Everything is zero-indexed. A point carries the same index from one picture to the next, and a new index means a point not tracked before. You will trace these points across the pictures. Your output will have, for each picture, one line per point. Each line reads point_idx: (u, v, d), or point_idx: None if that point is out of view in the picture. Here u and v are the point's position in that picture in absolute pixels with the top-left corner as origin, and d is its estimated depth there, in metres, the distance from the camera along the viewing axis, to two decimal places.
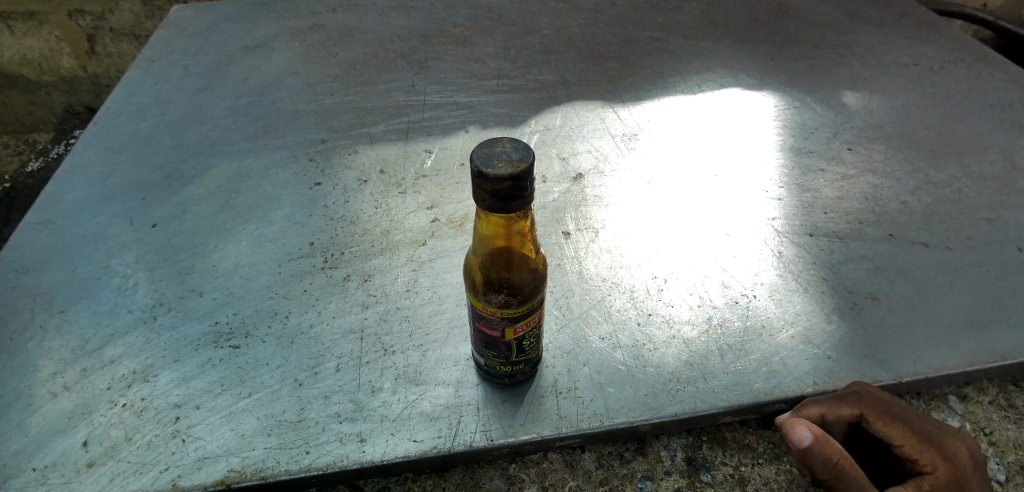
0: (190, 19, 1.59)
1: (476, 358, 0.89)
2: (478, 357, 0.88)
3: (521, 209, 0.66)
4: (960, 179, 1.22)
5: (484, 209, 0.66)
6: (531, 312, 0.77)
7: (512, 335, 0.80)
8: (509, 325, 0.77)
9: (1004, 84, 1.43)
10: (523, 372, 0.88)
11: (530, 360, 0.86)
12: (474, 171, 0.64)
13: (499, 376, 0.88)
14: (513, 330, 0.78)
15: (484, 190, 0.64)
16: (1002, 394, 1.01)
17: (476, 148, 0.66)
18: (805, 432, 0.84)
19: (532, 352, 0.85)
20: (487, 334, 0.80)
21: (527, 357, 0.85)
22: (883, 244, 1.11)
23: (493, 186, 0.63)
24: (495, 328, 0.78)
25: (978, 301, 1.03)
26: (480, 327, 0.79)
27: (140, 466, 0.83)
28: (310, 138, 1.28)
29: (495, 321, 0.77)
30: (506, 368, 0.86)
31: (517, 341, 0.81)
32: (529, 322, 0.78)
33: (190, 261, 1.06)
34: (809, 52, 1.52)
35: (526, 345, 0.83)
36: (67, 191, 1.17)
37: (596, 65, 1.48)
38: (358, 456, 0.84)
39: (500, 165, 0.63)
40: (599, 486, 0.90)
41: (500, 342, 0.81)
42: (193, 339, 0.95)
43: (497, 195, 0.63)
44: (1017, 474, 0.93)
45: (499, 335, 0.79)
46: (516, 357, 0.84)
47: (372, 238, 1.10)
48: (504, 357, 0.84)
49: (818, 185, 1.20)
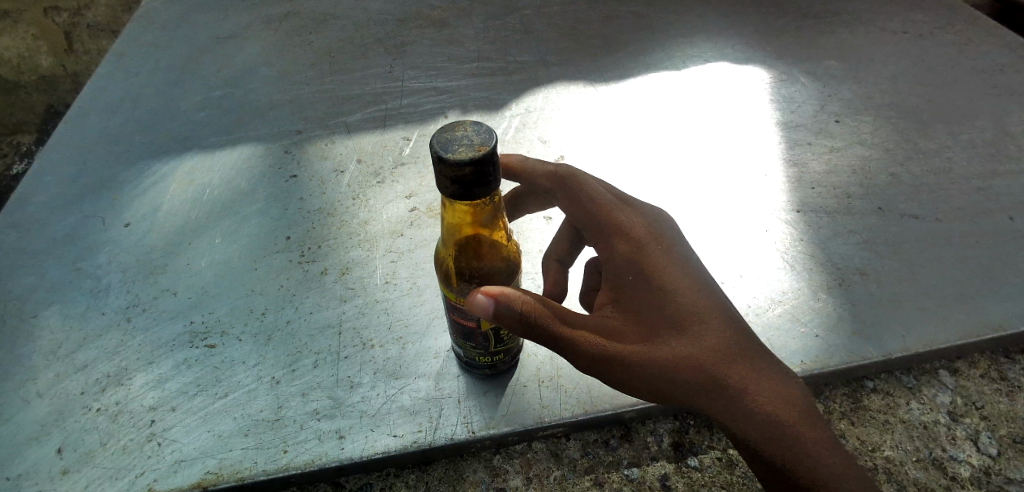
0: (159, 11, 1.54)
1: (454, 350, 0.87)
2: (457, 349, 0.86)
3: (487, 195, 0.63)
4: (951, 148, 1.19)
5: (448, 197, 0.64)
6: None
7: (488, 324, 0.78)
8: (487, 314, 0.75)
9: (994, 49, 1.40)
10: (503, 362, 0.87)
11: (510, 347, 0.84)
12: (434, 157, 0.61)
13: (477, 364, 0.86)
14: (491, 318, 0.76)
15: (445, 178, 0.61)
16: (993, 367, 0.99)
17: (435, 133, 0.63)
18: (483, 301, 0.68)
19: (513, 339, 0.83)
20: (463, 326, 0.78)
21: (508, 344, 0.83)
22: (872, 217, 1.08)
23: (454, 173, 0.60)
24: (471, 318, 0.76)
25: (967, 272, 1.01)
26: (455, 319, 0.77)
27: (115, 472, 0.82)
28: (286, 129, 1.24)
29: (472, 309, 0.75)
30: (485, 357, 0.84)
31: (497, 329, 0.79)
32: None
33: (163, 260, 1.03)
34: (797, 23, 1.48)
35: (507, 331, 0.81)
36: (36, 193, 1.14)
37: (578, 44, 1.44)
38: (337, 454, 0.83)
39: (461, 150, 0.61)
40: (584, 475, 0.89)
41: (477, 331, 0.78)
42: (167, 340, 0.93)
43: (459, 182, 0.61)
44: (1009, 448, 0.91)
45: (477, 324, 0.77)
46: (495, 348, 0.82)
47: (349, 230, 1.07)
48: (481, 346, 0.81)
49: (806, 159, 1.17)
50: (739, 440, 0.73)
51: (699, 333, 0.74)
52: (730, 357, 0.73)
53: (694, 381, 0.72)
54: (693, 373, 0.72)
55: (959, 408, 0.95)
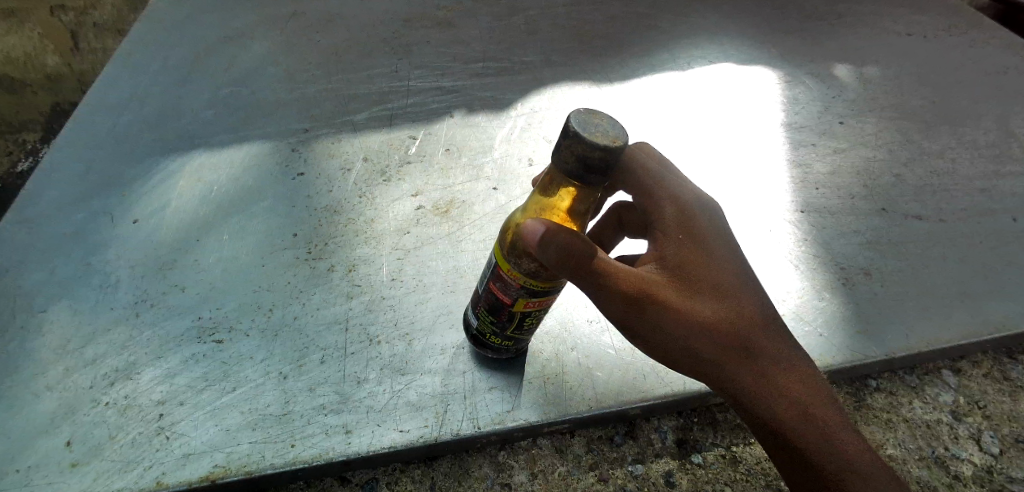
0: (165, 10, 1.55)
1: (467, 318, 0.88)
2: (472, 318, 0.87)
3: (597, 184, 0.69)
4: (954, 150, 1.20)
5: (563, 170, 0.69)
6: (549, 292, 0.76)
7: (521, 307, 0.78)
8: (527, 294, 0.76)
9: (998, 51, 1.41)
10: (509, 350, 0.88)
11: (521, 341, 0.86)
12: (569, 130, 0.67)
13: (481, 342, 0.88)
14: (528, 301, 0.77)
15: (573, 152, 0.67)
16: (996, 367, 1.00)
17: (574, 111, 0.69)
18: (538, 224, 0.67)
19: (526, 335, 0.85)
20: (497, 298, 0.79)
21: (520, 337, 0.84)
22: (875, 218, 1.09)
23: (585, 151, 0.66)
24: (511, 290, 0.77)
25: (971, 273, 1.02)
26: (495, 288, 0.78)
27: (125, 465, 0.83)
28: (292, 127, 1.25)
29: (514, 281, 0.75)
30: (495, 338, 0.85)
31: (523, 316, 0.80)
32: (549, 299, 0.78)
33: (171, 256, 1.04)
34: (801, 24, 1.48)
35: (531, 324, 0.82)
36: (45, 189, 1.15)
37: (582, 44, 1.45)
38: (344, 448, 0.84)
39: (597, 134, 0.67)
40: (589, 471, 0.89)
41: (508, 309, 0.79)
42: (176, 335, 0.94)
43: (584, 161, 0.67)
44: (1011, 447, 0.92)
45: (512, 300, 0.78)
46: (511, 333, 0.83)
47: (356, 227, 1.08)
48: (498, 325, 0.83)
49: (810, 160, 1.18)
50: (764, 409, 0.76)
51: (740, 304, 0.76)
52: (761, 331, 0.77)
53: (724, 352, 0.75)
54: (728, 340, 0.75)
55: (961, 407, 0.96)
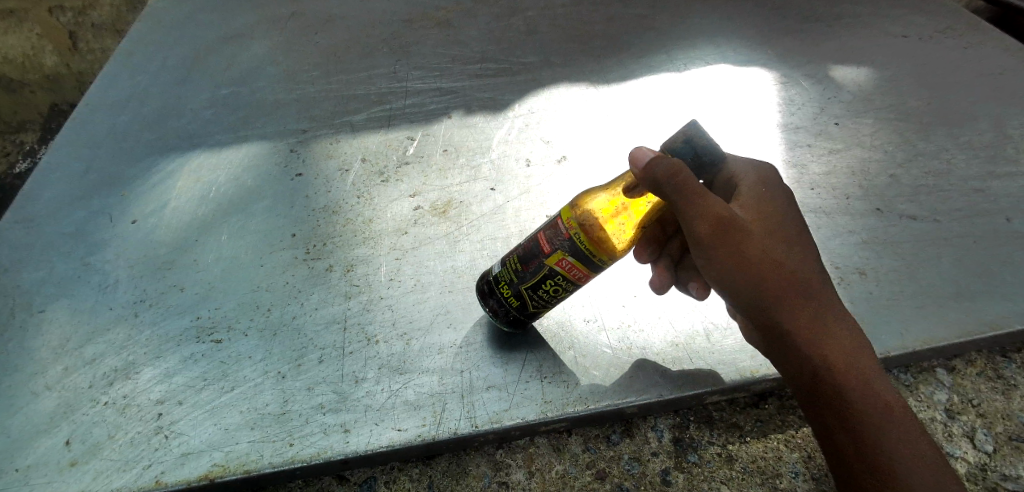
0: (165, 10, 1.55)
1: (489, 270, 0.91)
2: (496, 265, 0.89)
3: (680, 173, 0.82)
4: (950, 150, 1.21)
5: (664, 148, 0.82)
6: (585, 257, 0.80)
7: (553, 263, 0.82)
8: (568, 250, 0.81)
9: (995, 53, 1.42)
10: (508, 314, 0.89)
11: (527, 310, 0.88)
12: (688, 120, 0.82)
13: (491, 293, 0.89)
14: (563, 258, 0.81)
15: (683, 133, 0.80)
16: (990, 365, 1.01)
17: None
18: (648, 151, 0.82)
19: (534, 304, 0.87)
20: (537, 246, 0.83)
21: (529, 302, 0.86)
22: (871, 218, 1.10)
23: (693, 135, 0.80)
24: (557, 240, 0.81)
25: (965, 272, 1.02)
26: (543, 234, 0.83)
27: (123, 464, 0.83)
28: (291, 128, 1.26)
29: (563, 228, 0.81)
30: (508, 292, 0.87)
31: (548, 275, 0.83)
32: (580, 269, 0.82)
33: (170, 256, 1.04)
34: (798, 26, 1.49)
35: (548, 293, 0.85)
36: (45, 189, 1.15)
37: (581, 46, 1.45)
38: (342, 447, 0.84)
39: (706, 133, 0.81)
40: (586, 469, 0.90)
41: (540, 262, 0.83)
42: (175, 334, 0.95)
43: (689, 143, 0.80)
44: (1005, 444, 0.92)
45: (550, 252, 0.82)
46: (525, 289, 0.85)
47: (354, 227, 1.08)
48: (520, 277, 0.85)
49: (806, 160, 1.19)
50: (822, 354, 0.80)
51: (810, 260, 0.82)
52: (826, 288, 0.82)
53: (787, 293, 0.80)
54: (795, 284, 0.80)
55: (955, 405, 0.97)
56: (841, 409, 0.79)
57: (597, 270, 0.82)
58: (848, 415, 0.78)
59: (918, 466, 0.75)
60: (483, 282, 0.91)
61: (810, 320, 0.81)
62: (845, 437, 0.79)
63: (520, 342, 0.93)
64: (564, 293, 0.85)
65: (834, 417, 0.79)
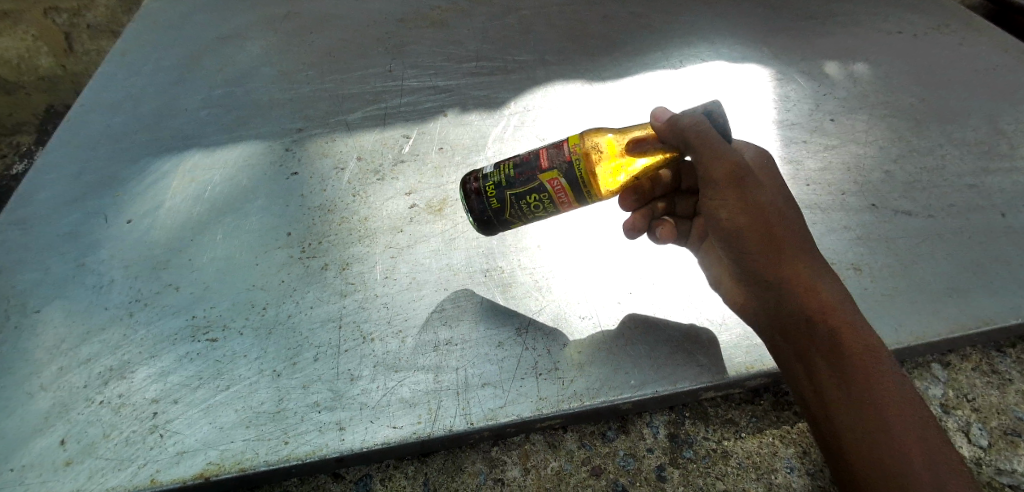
0: (160, 10, 1.55)
1: (479, 170, 0.97)
2: (487, 168, 0.95)
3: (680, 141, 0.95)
4: (944, 146, 1.21)
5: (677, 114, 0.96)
6: (575, 184, 0.90)
7: (547, 180, 0.91)
8: (563, 171, 0.90)
9: (990, 49, 1.42)
10: (487, 217, 0.95)
11: (502, 215, 0.94)
12: None
13: (474, 189, 0.95)
14: (556, 178, 0.90)
15: None
16: (984, 360, 1.01)
17: None
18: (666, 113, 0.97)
19: (513, 212, 0.94)
20: (538, 161, 0.91)
21: (508, 209, 0.93)
22: (865, 214, 1.10)
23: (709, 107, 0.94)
24: (557, 159, 0.90)
25: (959, 267, 1.03)
26: (546, 152, 0.92)
27: (118, 463, 0.83)
28: (287, 127, 1.25)
29: (568, 150, 0.90)
30: (491, 191, 0.93)
31: (536, 188, 0.91)
32: (568, 193, 0.91)
33: (165, 256, 1.04)
34: (793, 24, 1.49)
35: (529, 207, 0.93)
36: (40, 190, 1.15)
37: (576, 44, 1.45)
38: (337, 445, 0.84)
39: None
40: (581, 466, 0.90)
41: (536, 175, 0.91)
42: (170, 333, 0.95)
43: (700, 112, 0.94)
44: (1000, 439, 0.92)
45: (547, 168, 0.90)
46: (512, 196, 0.92)
47: (349, 226, 1.08)
48: (510, 182, 0.92)
49: (801, 156, 1.19)
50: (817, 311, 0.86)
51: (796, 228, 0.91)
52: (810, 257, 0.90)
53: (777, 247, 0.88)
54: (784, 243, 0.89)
55: (950, 400, 0.97)
56: (845, 380, 0.83)
57: (581, 199, 0.92)
58: (851, 386, 0.83)
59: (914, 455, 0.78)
60: (468, 180, 0.96)
61: (820, 285, 0.87)
62: (846, 416, 0.82)
63: (516, 339, 0.93)
64: (543, 212, 0.94)
65: (837, 386, 0.83)
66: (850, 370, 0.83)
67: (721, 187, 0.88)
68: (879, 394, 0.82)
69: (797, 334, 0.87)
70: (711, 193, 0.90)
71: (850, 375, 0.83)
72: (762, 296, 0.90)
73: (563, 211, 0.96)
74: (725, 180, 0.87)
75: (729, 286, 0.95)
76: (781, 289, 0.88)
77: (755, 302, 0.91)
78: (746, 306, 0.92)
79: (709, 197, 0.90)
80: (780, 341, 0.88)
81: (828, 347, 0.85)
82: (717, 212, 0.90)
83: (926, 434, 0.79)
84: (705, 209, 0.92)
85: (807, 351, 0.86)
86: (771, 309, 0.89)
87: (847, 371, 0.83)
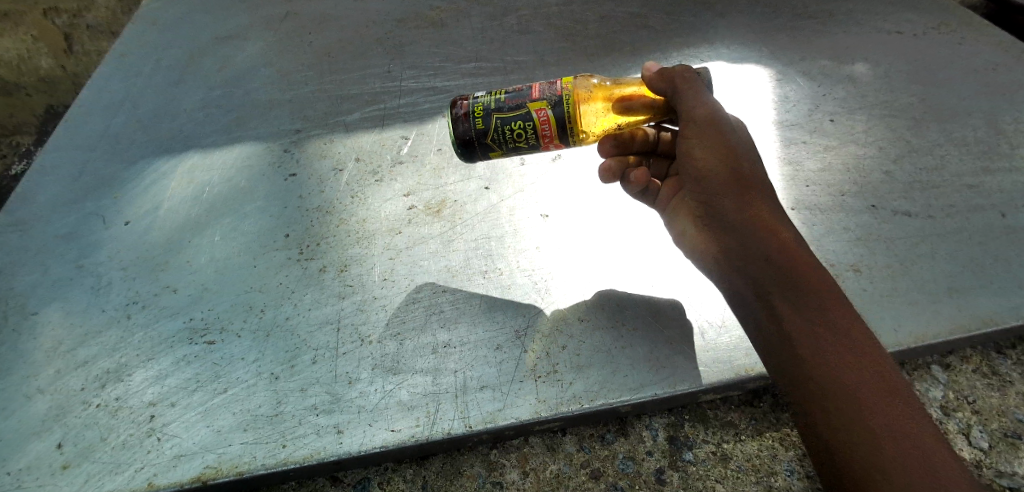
0: (158, 11, 1.55)
1: (468, 97, 0.99)
2: (479, 93, 0.98)
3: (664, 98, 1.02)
4: (943, 146, 1.21)
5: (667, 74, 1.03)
6: (562, 119, 0.94)
7: (536, 111, 0.94)
8: (553, 103, 0.94)
9: (989, 48, 1.41)
10: (469, 136, 0.96)
11: (483, 139, 0.96)
12: None
13: (462, 111, 0.96)
14: (545, 109, 0.94)
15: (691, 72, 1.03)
16: (985, 362, 1.00)
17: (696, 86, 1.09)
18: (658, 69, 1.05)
19: (495, 138, 0.95)
20: (531, 93, 0.95)
21: (492, 133, 0.95)
22: (865, 215, 1.09)
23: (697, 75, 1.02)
24: (549, 92, 0.94)
25: (959, 268, 1.02)
26: (540, 85, 0.96)
27: (115, 467, 0.83)
28: (285, 128, 1.25)
29: (561, 84, 0.95)
30: (479, 113, 0.95)
31: (524, 116, 0.94)
32: (551, 127, 0.94)
33: (164, 257, 1.04)
34: (793, 23, 1.49)
35: (511, 135, 0.95)
36: (38, 191, 1.15)
37: (574, 44, 1.45)
38: (335, 448, 0.84)
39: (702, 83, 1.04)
40: (580, 469, 0.90)
41: (525, 103, 0.94)
42: (168, 336, 0.94)
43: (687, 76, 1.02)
44: (1001, 441, 0.92)
45: (538, 99, 0.94)
46: (499, 121, 0.95)
47: (348, 227, 1.08)
48: (500, 106, 0.95)
49: (800, 157, 1.18)
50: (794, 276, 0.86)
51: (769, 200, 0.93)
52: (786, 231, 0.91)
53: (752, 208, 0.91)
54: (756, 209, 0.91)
55: (950, 402, 0.96)
56: (818, 332, 0.82)
57: (562, 138, 0.96)
58: (823, 340, 0.81)
59: (888, 424, 0.76)
60: (459, 99, 0.98)
61: (789, 233, 0.89)
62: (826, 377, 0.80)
63: (514, 341, 0.93)
64: (522, 144, 0.96)
65: (809, 338, 0.81)
66: (821, 321, 0.82)
67: (701, 127, 0.93)
68: (852, 356, 0.80)
69: (766, 280, 0.86)
70: (690, 132, 0.94)
71: (822, 328, 0.82)
72: (729, 239, 0.91)
73: (540, 149, 0.98)
74: (707, 121, 0.93)
75: (694, 233, 0.97)
76: (749, 232, 0.89)
77: (720, 245, 0.92)
78: (711, 251, 0.93)
79: (687, 138, 0.95)
80: (748, 286, 0.87)
81: (798, 296, 0.84)
82: (693, 150, 0.94)
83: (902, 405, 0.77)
84: (681, 149, 0.96)
85: (776, 298, 0.85)
86: (739, 254, 0.89)
87: (819, 322, 0.82)
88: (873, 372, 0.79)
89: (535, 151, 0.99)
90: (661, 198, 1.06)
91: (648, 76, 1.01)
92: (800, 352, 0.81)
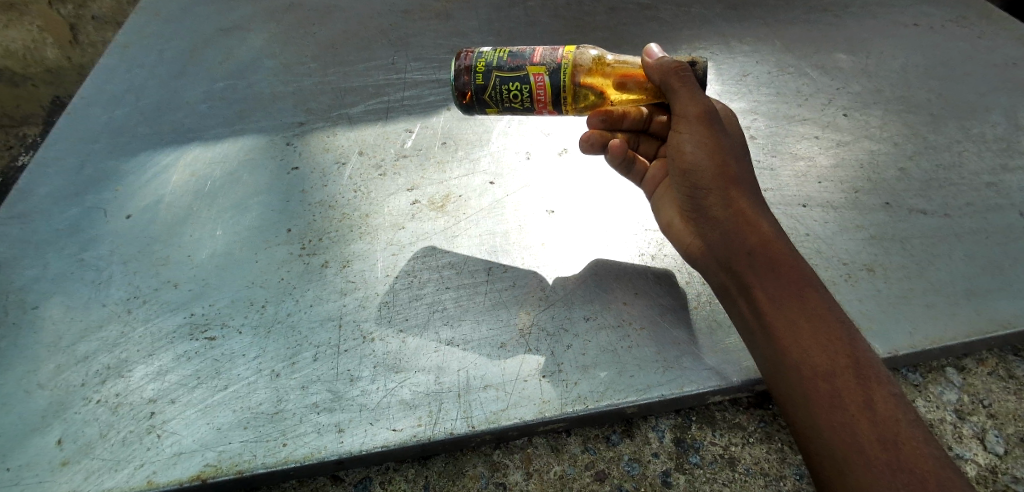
0: (162, 3, 1.53)
1: (475, 50, 0.98)
2: (483, 50, 0.98)
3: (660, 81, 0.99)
4: (961, 143, 1.18)
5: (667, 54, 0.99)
6: (560, 89, 0.94)
7: (534, 77, 0.94)
8: (551, 71, 0.93)
9: (1009, 42, 1.37)
10: (468, 88, 0.96)
11: (481, 95, 0.96)
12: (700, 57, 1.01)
13: (465, 64, 0.96)
14: (543, 76, 0.93)
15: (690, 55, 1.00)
16: (1002, 365, 0.98)
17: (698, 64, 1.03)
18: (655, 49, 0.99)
19: (492, 95, 0.95)
20: (534, 56, 0.95)
21: (490, 90, 0.95)
22: (879, 213, 1.07)
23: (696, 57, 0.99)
24: (550, 58, 0.94)
25: (977, 268, 1.00)
26: (543, 50, 0.95)
27: (114, 464, 0.82)
28: (288, 121, 1.23)
29: (563, 52, 0.95)
30: (480, 68, 0.95)
31: (522, 79, 0.94)
32: (547, 93, 0.94)
33: (164, 252, 1.03)
34: (806, 16, 1.46)
35: (507, 95, 0.95)
36: (40, 185, 1.14)
37: (583, 36, 1.42)
38: (336, 447, 0.83)
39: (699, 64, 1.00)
40: (586, 470, 0.89)
41: (525, 65, 0.94)
42: (169, 332, 0.93)
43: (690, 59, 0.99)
44: (1017, 446, 0.90)
45: (538, 64, 0.94)
46: (499, 81, 0.94)
47: (350, 223, 1.06)
48: (501, 65, 0.94)
49: (813, 152, 1.16)
50: (770, 271, 0.85)
51: (752, 192, 0.91)
52: (765, 220, 0.89)
53: (732, 200, 0.89)
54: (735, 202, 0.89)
55: (965, 406, 0.94)
56: (795, 327, 0.81)
57: (556, 106, 0.96)
58: (799, 335, 0.81)
59: (861, 424, 0.75)
60: (461, 54, 0.98)
61: (769, 226, 0.88)
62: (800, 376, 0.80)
63: (518, 339, 0.91)
64: (516, 106, 0.96)
65: (788, 333, 0.81)
66: (801, 316, 0.82)
67: (692, 124, 0.91)
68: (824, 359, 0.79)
69: (745, 273, 0.86)
70: (681, 128, 0.92)
71: (802, 323, 0.81)
72: (710, 232, 0.90)
73: (534, 113, 0.98)
74: (696, 119, 0.90)
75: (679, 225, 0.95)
76: (730, 224, 0.88)
77: (702, 238, 0.91)
78: (692, 242, 0.92)
79: (676, 134, 0.92)
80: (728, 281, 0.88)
81: (778, 290, 0.84)
82: (682, 145, 0.91)
83: (871, 400, 0.76)
84: (670, 143, 0.93)
85: (756, 292, 0.85)
86: (718, 246, 0.88)
87: (798, 317, 0.82)
88: (851, 370, 0.78)
89: (529, 114, 0.99)
90: (646, 179, 1.04)
91: (646, 65, 0.96)
92: (779, 346, 0.82)
